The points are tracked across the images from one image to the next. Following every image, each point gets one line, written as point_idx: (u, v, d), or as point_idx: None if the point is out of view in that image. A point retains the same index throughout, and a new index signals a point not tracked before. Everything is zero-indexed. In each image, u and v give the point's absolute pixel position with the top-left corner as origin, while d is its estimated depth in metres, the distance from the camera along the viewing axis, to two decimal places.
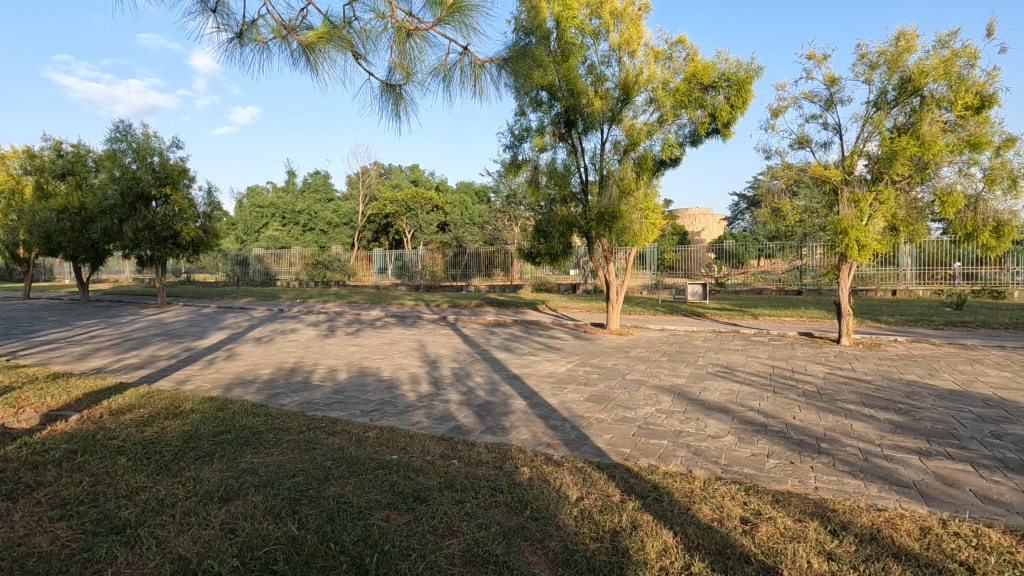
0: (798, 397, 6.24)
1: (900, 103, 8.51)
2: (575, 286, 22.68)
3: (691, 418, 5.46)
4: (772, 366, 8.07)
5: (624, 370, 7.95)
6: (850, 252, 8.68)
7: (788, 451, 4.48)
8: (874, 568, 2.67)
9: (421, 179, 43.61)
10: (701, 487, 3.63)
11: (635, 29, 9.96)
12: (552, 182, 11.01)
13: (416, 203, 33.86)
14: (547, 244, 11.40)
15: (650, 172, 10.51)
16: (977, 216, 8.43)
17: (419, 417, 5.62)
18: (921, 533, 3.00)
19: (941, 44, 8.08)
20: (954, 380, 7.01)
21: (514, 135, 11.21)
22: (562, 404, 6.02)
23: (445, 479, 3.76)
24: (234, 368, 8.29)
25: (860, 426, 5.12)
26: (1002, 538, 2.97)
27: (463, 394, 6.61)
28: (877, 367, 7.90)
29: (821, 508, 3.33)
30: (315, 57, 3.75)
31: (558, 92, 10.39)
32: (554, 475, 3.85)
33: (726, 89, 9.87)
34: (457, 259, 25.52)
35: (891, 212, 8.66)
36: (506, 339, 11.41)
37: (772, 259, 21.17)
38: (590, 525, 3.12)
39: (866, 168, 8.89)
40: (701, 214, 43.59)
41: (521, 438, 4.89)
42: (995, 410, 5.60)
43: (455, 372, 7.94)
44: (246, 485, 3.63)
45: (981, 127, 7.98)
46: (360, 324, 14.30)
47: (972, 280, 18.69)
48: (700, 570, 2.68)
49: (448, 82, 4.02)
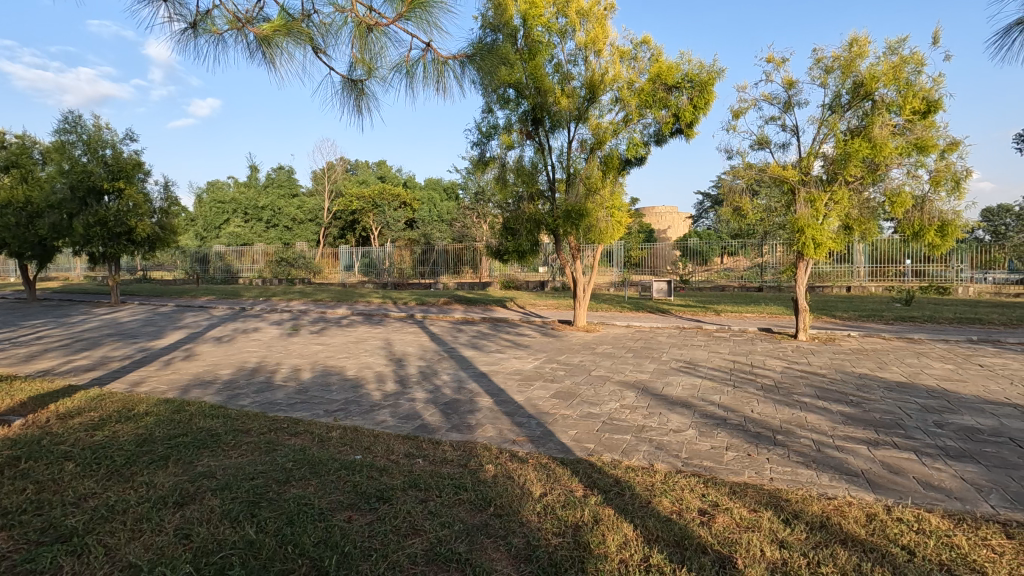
0: (757, 391, 6.44)
1: (853, 106, 8.84)
2: (544, 283, 22.82)
3: (654, 413, 5.56)
4: (732, 361, 8.30)
5: (590, 366, 8.05)
6: (807, 250, 9.00)
7: (745, 444, 4.62)
8: (822, 555, 2.78)
9: (389, 174, 43.14)
10: (662, 481, 3.71)
11: (601, 29, 10.04)
12: (519, 180, 11.04)
13: (384, 199, 33.55)
14: (515, 242, 11.43)
15: (616, 171, 10.66)
16: (923, 216, 8.85)
17: (385, 416, 5.57)
18: (867, 520, 3.15)
19: (891, 51, 8.42)
20: (901, 372, 7.36)
21: (481, 132, 11.21)
22: (528, 401, 6.06)
23: (409, 478, 3.73)
24: (192, 368, 8.05)
25: (813, 418, 5.31)
26: (941, 522, 3.13)
27: (430, 392, 6.57)
28: (831, 360, 8.21)
29: (775, 498, 3.45)
30: (273, 51, 3.66)
31: (525, 90, 10.41)
32: (518, 472, 3.87)
33: (689, 89, 10.05)
34: (426, 257, 25.35)
35: (845, 212, 9.01)
36: (474, 336, 11.40)
37: (735, 257, 21.73)
38: (553, 520, 3.16)
39: (821, 168, 9.20)
40: (667, 213, 44.61)
41: (487, 435, 4.90)
42: (938, 401, 5.90)
43: (422, 370, 7.91)
44: (202, 489, 3.54)
45: (927, 131, 8.38)
46: (325, 323, 14.07)
47: (920, 277, 19.60)
48: (659, 562, 2.74)
49: (410, 79, 3.98)
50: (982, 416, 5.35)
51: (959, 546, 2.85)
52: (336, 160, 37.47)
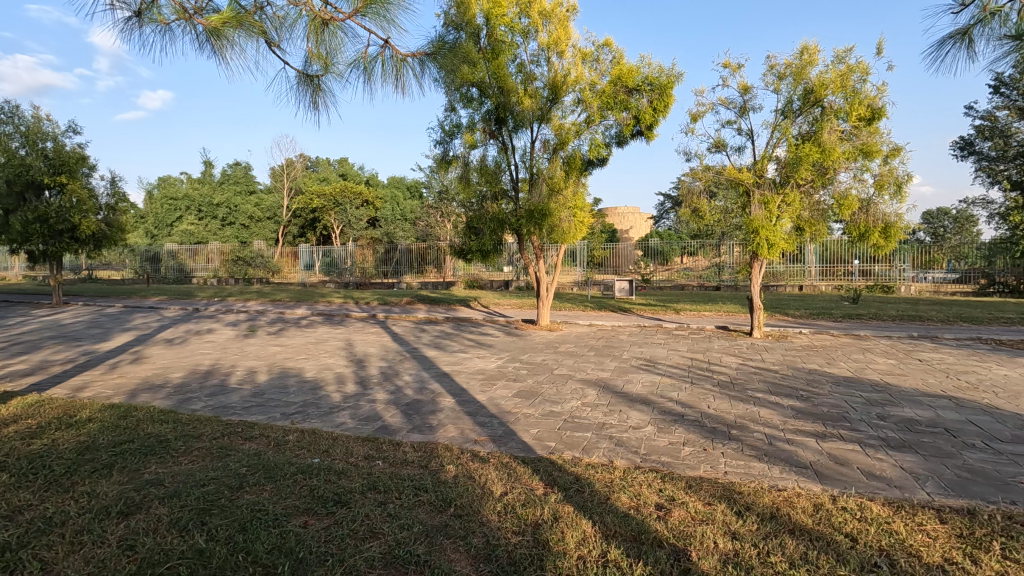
0: (713, 387, 6.62)
1: (804, 112, 9.18)
2: (508, 283, 22.87)
3: (615, 410, 5.65)
4: (690, 359, 8.50)
5: (552, 365, 8.10)
6: (761, 250, 9.32)
7: (701, 439, 4.74)
8: (771, 545, 2.88)
9: (350, 172, 42.35)
10: (621, 477, 3.77)
11: (563, 31, 10.12)
12: (483, 179, 10.99)
13: (345, 197, 32.87)
14: (479, 241, 11.40)
15: (578, 172, 10.76)
16: (869, 218, 9.26)
17: (344, 418, 5.46)
18: (814, 509, 3.28)
19: (839, 59, 8.78)
20: (848, 367, 7.70)
21: (444, 130, 11.14)
22: (490, 400, 6.05)
23: (368, 481, 3.68)
24: (140, 372, 7.71)
25: (766, 413, 5.50)
26: (881, 509, 3.29)
27: (391, 393, 6.49)
28: (783, 357, 8.51)
29: (728, 491, 3.55)
30: (223, 44, 3.53)
31: (488, 89, 10.40)
32: (479, 471, 3.87)
33: (649, 92, 10.23)
34: (389, 256, 25.01)
35: (796, 213, 9.36)
36: (437, 336, 11.31)
37: (694, 257, 22.25)
38: (513, 519, 3.17)
39: (774, 171, 9.53)
40: (629, 214, 45.45)
41: (449, 435, 4.87)
42: (881, 394, 6.20)
43: (383, 371, 7.80)
44: (149, 498, 3.39)
45: (872, 137, 8.78)
46: (283, 323, 13.71)
47: (867, 277, 20.54)
48: (616, 557, 2.78)
49: (368, 76, 3.92)
50: (921, 408, 5.65)
51: (898, 532, 3.00)
52: (296, 157, 36.49)
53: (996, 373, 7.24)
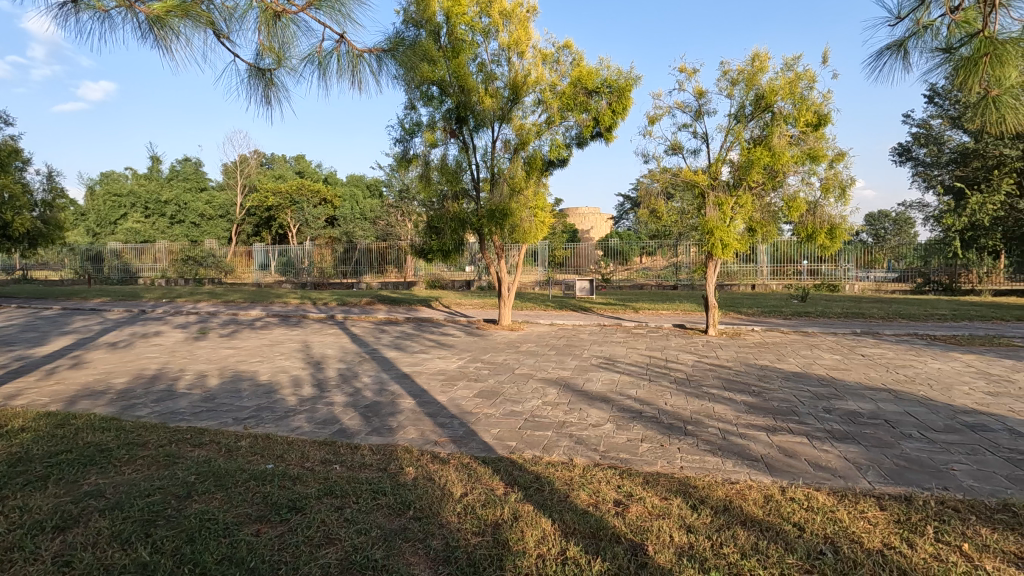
0: (670, 384, 6.78)
1: (756, 117, 9.51)
2: (469, 283, 22.81)
3: (575, 409, 5.70)
4: (648, 357, 8.67)
5: (513, 365, 8.12)
6: (716, 250, 9.60)
7: (659, 435, 4.84)
8: (724, 536, 2.96)
9: (307, 170, 41.35)
10: (581, 474, 3.81)
11: (523, 31, 10.16)
12: (443, 178, 10.87)
13: (302, 195, 32.04)
14: (439, 241, 11.30)
15: (539, 172, 10.81)
16: (816, 219, 9.65)
17: (300, 422, 5.32)
18: (765, 501, 3.39)
19: (788, 67, 9.12)
20: (797, 363, 8.02)
21: (404, 128, 11.00)
22: (451, 401, 6.00)
23: (324, 485, 3.60)
24: (79, 378, 7.29)
25: (720, 408, 5.67)
26: (827, 499, 3.43)
27: (350, 395, 6.36)
28: (736, 354, 8.78)
29: (684, 485, 3.64)
30: (168, 34, 3.37)
31: (448, 88, 10.33)
32: (439, 473, 3.84)
33: (608, 95, 10.36)
34: (348, 256, 24.54)
35: (748, 214, 9.69)
36: (397, 337, 11.17)
37: (653, 257, 22.72)
38: (472, 520, 3.15)
39: (728, 174, 9.83)
40: (590, 214, 46.07)
41: (409, 437, 4.82)
42: (827, 388, 6.49)
43: (342, 373, 7.64)
44: (88, 511, 3.22)
45: (818, 142, 9.15)
46: (237, 325, 13.25)
47: (814, 276, 21.45)
48: (575, 554, 2.80)
49: (323, 71, 3.83)
50: (863, 401, 5.93)
51: (841, 520, 3.14)
52: (250, 154, 35.37)
53: (931, 367, 7.69)
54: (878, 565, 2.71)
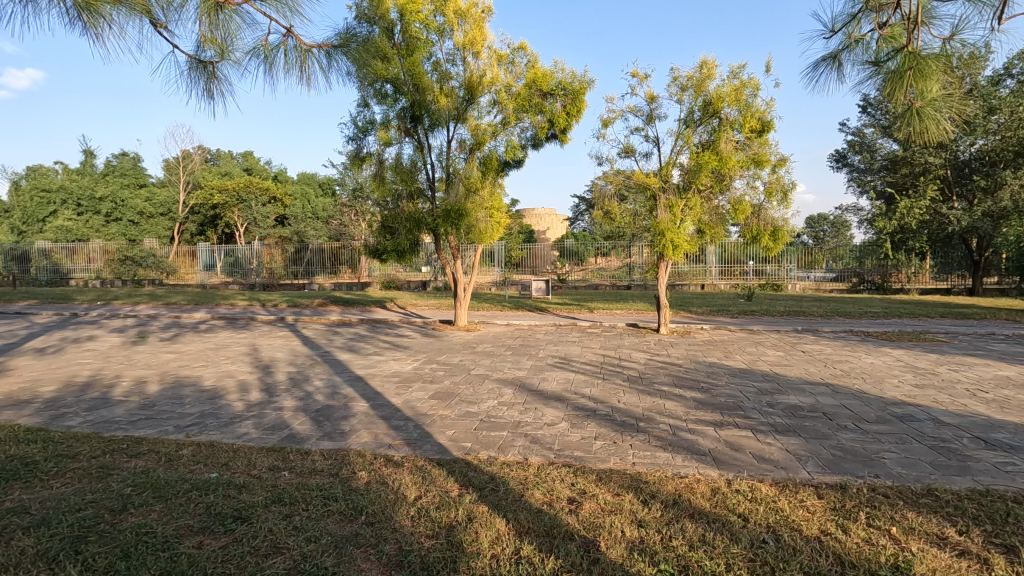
0: (623, 382, 6.91)
1: (704, 122, 9.83)
2: (425, 283, 22.61)
3: (530, 408, 5.74)
4: (603, 355, 8.83)
5: (469, 365, 8.10)
6: (666, 251, 9.88)
7: (612, 432, 4.93)
8: (673, 530, 3.04)
9: (256, 167, 40.02)
10: (535, 473, 3.84)
11: (479, 31, 10.14)
12: (398, 177, 10.69)
13: (250, 193, 30.94)
14: (394, 241, 11.15)
15: (495, 172, 10.81)
16: (760, 222, 10.06)
17: (247, 428, 5.13)
18: (712, 493, 3.51)
19: (734, 75, 9.47)
20: (743, 360, 8.35)
21: (357, 126, 10.79)
22: (405, 403, 5.93)
23: (272, 493, 3.48)
24: (1, 387, 6.78)
25: (671, 405, 5.83)
26: (769, 489, 3.58)
27: (300, 400, 6.19)
28: (686, 352, 9.06)
29: (635, 480, 3.72)
30: (99, 21, 3.16)
31: (402, 86, 10.21)
32: (392, 477, 3.78)
33: (563, 97, 10.48)
34: (299, 256, 23.87)
35: (697, 216, 10.01)
36: (350, 339, 10.95)
37: (607, 257, 23.12)
38: (426, 522, 3.12)
39: (678, 177, 10.13)
40: (546, 215, 46.54)
41: (362, 441, 4.72)
42: (771, 383, 6.78)
43: (292, 377, 7.42)
44: (9, 530, 2.99)
45: (762, 148, 9.54)
46: (179, 328, 12.64)
47: (760, 276, 22.34)
48: (529, 553, 2.82)
49: (269, 65, 3.70)
50: (804, 395, 6.23)
51: (782, 509, 3.29)
52: (193, 149, 33.83)
53: (864, 362, 8.15)
54: (815, 551, 2.84)
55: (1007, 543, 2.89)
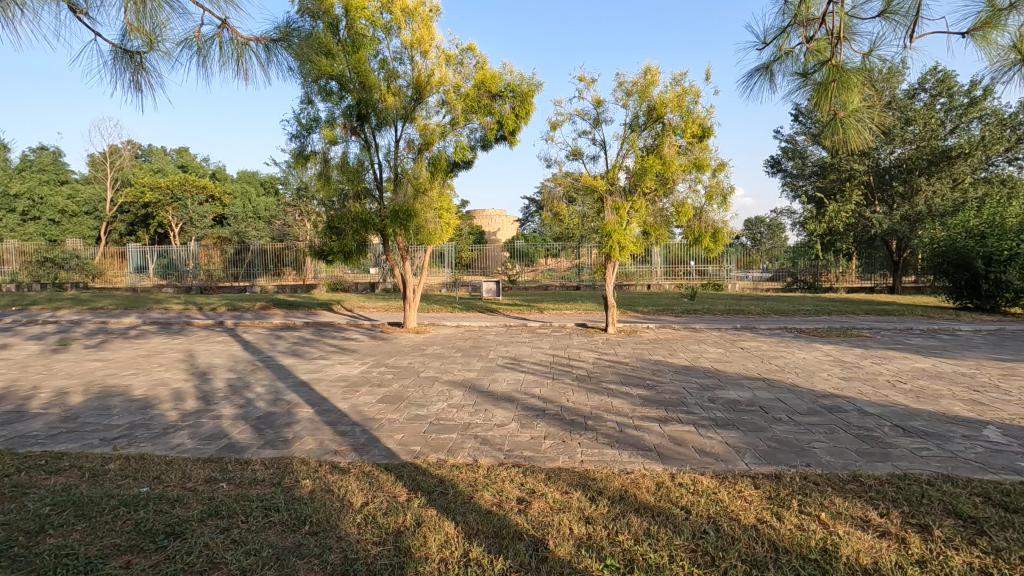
0: (572, 381, 7.01)
1: (648, 126, 10.11)
2: (374, 285, 22.18)
3: (480, 409, 5.73)
4: (552, 355, 8.93)
5: (419, 368, 8.00)
6: (613, 252, 10.11)
7: (561, 431, 4.99)
8: (619, 525, 3.11)
9: (191, 164, 38.11)
10: (485, 474, 3.84)
11: (426, 30, 10.04)
12: (344, 177, 10.42)
13: (185, 191, 29.38)
14: (340, 242, 10.88)
15: (444, 173, 10.72)
16: (702, 224, 10.42)
17: (181, 438, 4.86)
18: (656, 488, 3.61)
19: (676, 82, 9.79)
20: (686, 357, 8.64)
21: (300, 124, 10.47)
22: (352, 408, 5.79)
23: (208, 506, 3.32)
24: None
25: (618, 403, 5.96)
26: (710, 481, 3.72)
27: (240, 407, 5.93)
28: (633, 350, 9.29)
29: (583, 478, 3.79)
30: (8, 4, 2.93)
31: (348, 84, 9.98)
32: (338, 484, 3.68)
33: (512, 99, 10.53)
34: (240, 257, 22.93)
35: (642, 219, 10.29)
36: (295, 343, 10.59)
37: (557, 258, 23.39)
38: (373, 529, 3.06)
39: (624, 180, 10.38)
40: (496, 215, 46.64)
41: (306, 448, 4.58)
42: (712, 380, 7.04)
43: (231, 383, 7.11)
44: None
45: (703, 153, 9.91)
46: (106, 335, 11.89)
47: (702, 276, 23.19)
48: (477, 555, 2.81)
49: (202, 57, 3.53)
50: (742, 390, 6.51)
51: (722, 500, 3.42)
52: (122, 144, 31.84)
53: (797, 357, 8.60)
54: (751, 539, 2.97)
55: (921, 523, 3.12)
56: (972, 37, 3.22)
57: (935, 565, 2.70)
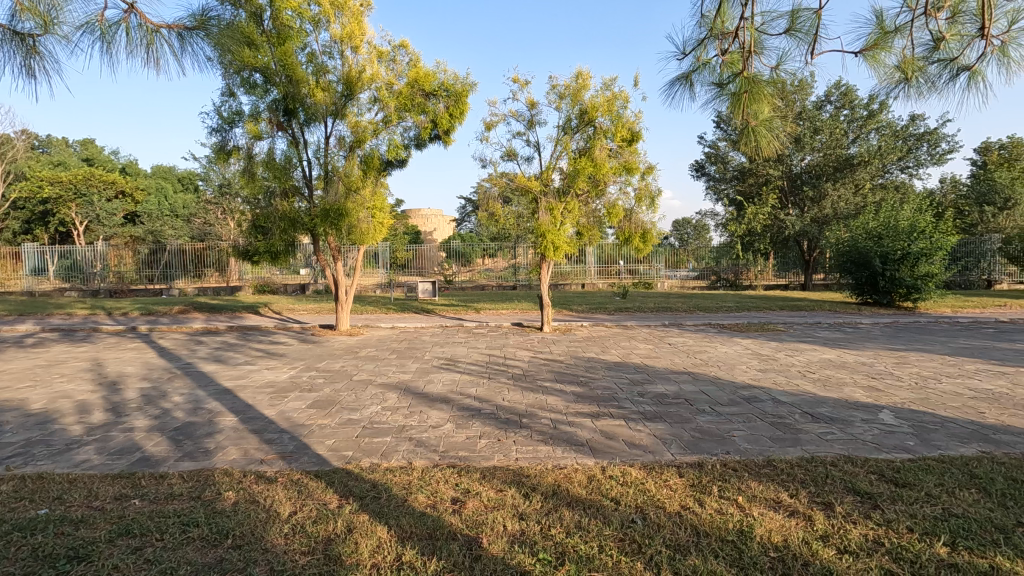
0: (508, 380, 7.08)
1: (581, 129, 10.34)
2: (304, 286, 21.39)
3: (415, 412, 5.67)
4: (488, 355, 8.95)
5: (352, 371, 7.79)
6: (548, 252, 10.28)
7: (496, 430, 5.03)
8: (551, 519, 3.18)
9: (98, 157, 35.20)
10: (419, 476, 3.80)
11: (357, 25, 9.79)
12: (270, 174, 9.95)
13: (91, 187, 27.04)
14: (267, 241, 10.42)
15: (377, 172, 10.48)
16: (632, 225, 10.78)
17: (87, 454, 4.49)
18: (588, 481, 3.72)
19: (606, 87, 10.08)
20: (618, 354, 8.92)
21: (221, 117, 9.93)
22: (280, 415, 5.56)
23: (119, 525, 3.10)
24: None
25: (552, 400, 6.07)
26: (638, 473, 3.87)
27: (155, 418, 5.55)
28: (567, 348, 9.50)
29: (517, 475, 3.84)
30: None
31: (274, 77, 9.58)
32: (265, 494, 3.53)
33: (446, 98, 10.47)
34: (155, 258, 21.39)
35: (576, 219, 10.52)
36: (217, 348, 10.02)
37: (494, 258, 23.43)
38: (301, 538, 2.97)
39: (558, 181, 10.57)
40: (432, 215, 46.20)
41: (229, 458, 4.36)
42: (642, 375, 7.30)
43: (145, 393, 6.64)
44: None
45: (632, 156, 10.28)
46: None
47: (633, 274, 24.00)
48: (411, 558, 2.79)
49: (106, 43, 3.29)
50: (670, 383, 6.81)
51: (649, 489, 3.57)
52: (15, 134, 28.88)
53: (720, 351, 9.10)
54: (675, 525, 3.13)
55: (825, 501, 3.39)
56: (864, 56, 3.54)
57: (836, 539, 2.95)
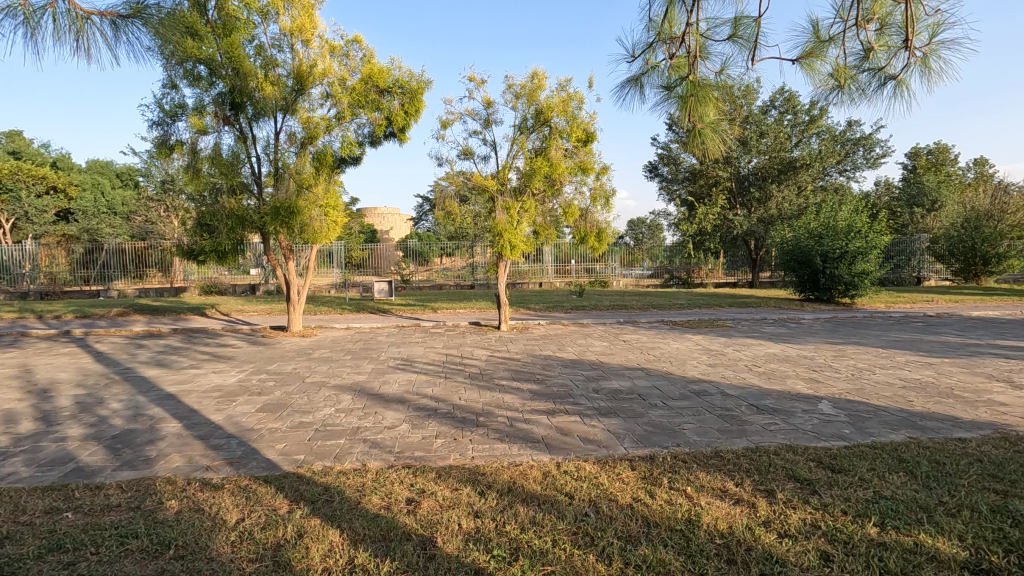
0: (465, 379, 7.06)
1: (536, 129, 10.40)
2: (254, 287, 20.69)
3: (370, 413, 5.58)
4: (445, 355, 8.91)
5: (304, 373, 7.60)
6: (505, 251, 10.29)
7: (452, 429, 5.01)
8: (506, 516, 3.20)
9: (26, 151, 32.93)
10: (373, 478, 3.75)
11: (308, 19, 9.55)
12: (217, 170, 9.59)
13: (17, 181, 25.14)
14: (213, 240, 10.02)
15: (330, 169, 10.25)
16: (587, 224, 10.94)
17: (13, 467, 4.20)
18: (542, 477, 3.76)
19: (562, 87, 10.18)
20: (574, 351, 9.04)
21: (163, 110, 9.48)
22: (228, 419, 5.37)
23: (50, 539, 2.93)
24: None
25: (508, 398, 6.11)
26: (592, 467, 3.95)
27: (91, 426, 5.25)
28: (524, 347, 9.55)
29: (473, 473, 3.84)
30: None
31: (219, 69, 9.23)
32: (210, 501, 3.41)
33: (401, 95, 10.33)
34: (91, 258, 20.20)
35: (533, 218, 10.58)
36: (159, 352, 9.57)
37: (452, 257, 23.29)
38: (249, 546, 2.88)
39: (514, 180, 10.61)
40: (389, 215, 45.54)
41: (173, 466, 4.18)
42: (598, 372, 7.42)
43: (79, 400, 6.27)
44: None
45: (587, 156, 10.44)
46: None
47: (589, 273, 24.32)
48: (363, 560, 2.75)
49: (31, 30, 3.08)
50: (624, 379, 6.95)
51: (602, 483, 3.65)
52: None
53: (672, 347, 9.35)
54: (627, 517, 3.20)
55: (768, 488, 3.55)
56: (801, 64, 3.72)
57: (777, 524, 3.09)
